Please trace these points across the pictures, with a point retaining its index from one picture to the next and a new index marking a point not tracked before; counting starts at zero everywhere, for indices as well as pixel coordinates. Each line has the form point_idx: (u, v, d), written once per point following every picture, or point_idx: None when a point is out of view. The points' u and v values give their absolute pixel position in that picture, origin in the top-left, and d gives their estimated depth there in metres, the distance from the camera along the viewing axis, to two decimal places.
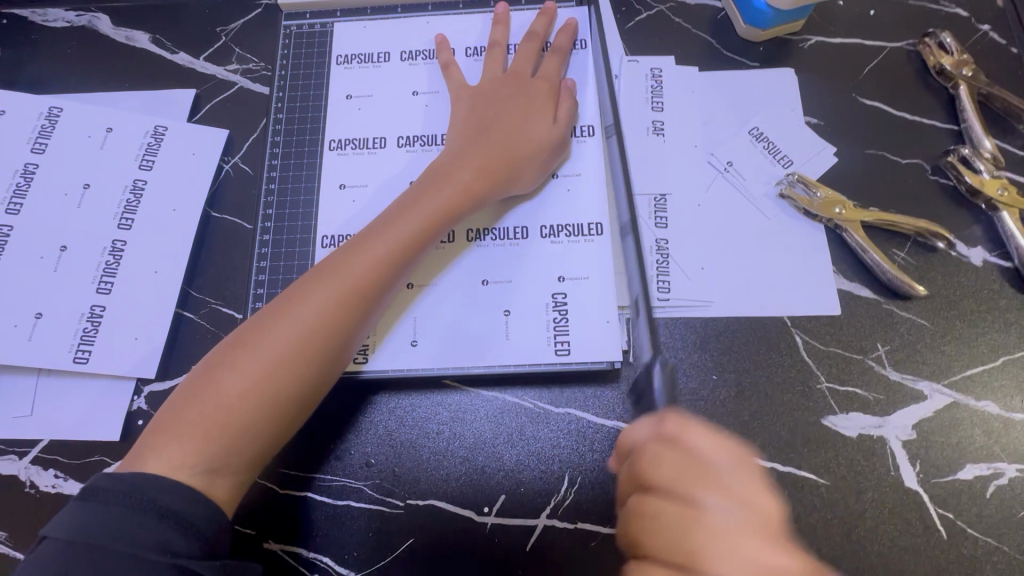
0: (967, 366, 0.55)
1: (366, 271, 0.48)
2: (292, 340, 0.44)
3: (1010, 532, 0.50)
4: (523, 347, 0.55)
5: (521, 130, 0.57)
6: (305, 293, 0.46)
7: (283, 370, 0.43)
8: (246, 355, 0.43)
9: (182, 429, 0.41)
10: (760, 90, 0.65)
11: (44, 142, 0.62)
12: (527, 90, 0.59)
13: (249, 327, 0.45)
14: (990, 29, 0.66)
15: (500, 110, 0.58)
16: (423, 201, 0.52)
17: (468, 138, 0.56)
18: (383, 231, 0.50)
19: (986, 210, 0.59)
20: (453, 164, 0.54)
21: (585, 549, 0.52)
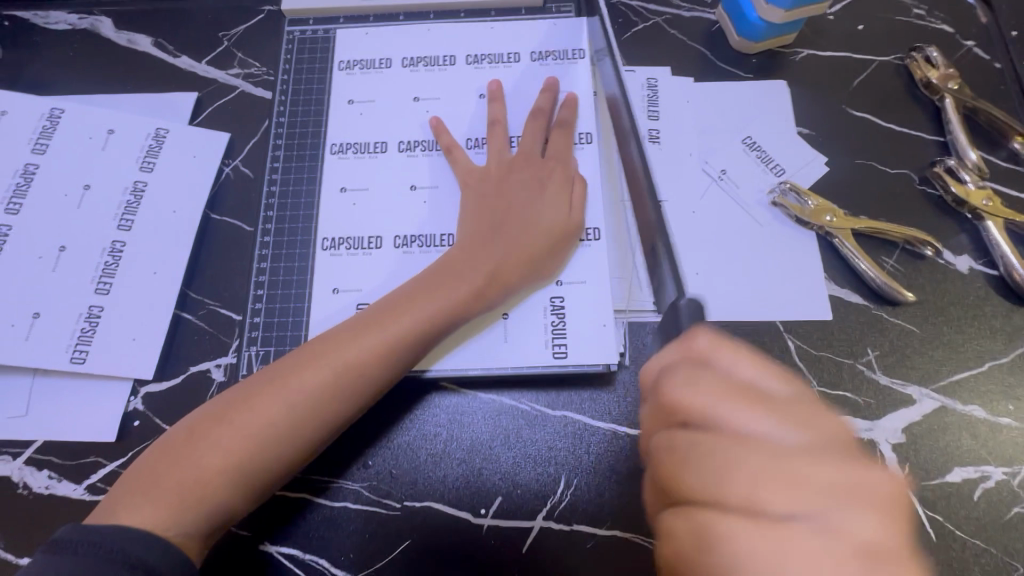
0: (953, 372, 0.56)
1: (357, 365, 0.48)
2: (277, 425, 0.45)
3: (998, 535, 0.51)
4: (522, 350, 0.56)
5: (529, 217, 0.56)
6: (296, 374, 0.47)
7: (260, 453, 0.44)
8: (228, 429, 0.44)
9: (158, 492, 0.42)
10: (752, 101, 0.66)
11: (45, 142, 0.63)
12: (537, 169, 0.59)
13: (238, 394, 0.46)
14: (974, 44, 0.69)
15: (509, 195, 0.57)
16: (438, 287, 0.52)
17: (479, 224, 0.56)
18: (380, 322, 0.50)
19: (972, 219, 0.61)
20: (461, 257, 0.54)
21: (581, 551, 0.52)
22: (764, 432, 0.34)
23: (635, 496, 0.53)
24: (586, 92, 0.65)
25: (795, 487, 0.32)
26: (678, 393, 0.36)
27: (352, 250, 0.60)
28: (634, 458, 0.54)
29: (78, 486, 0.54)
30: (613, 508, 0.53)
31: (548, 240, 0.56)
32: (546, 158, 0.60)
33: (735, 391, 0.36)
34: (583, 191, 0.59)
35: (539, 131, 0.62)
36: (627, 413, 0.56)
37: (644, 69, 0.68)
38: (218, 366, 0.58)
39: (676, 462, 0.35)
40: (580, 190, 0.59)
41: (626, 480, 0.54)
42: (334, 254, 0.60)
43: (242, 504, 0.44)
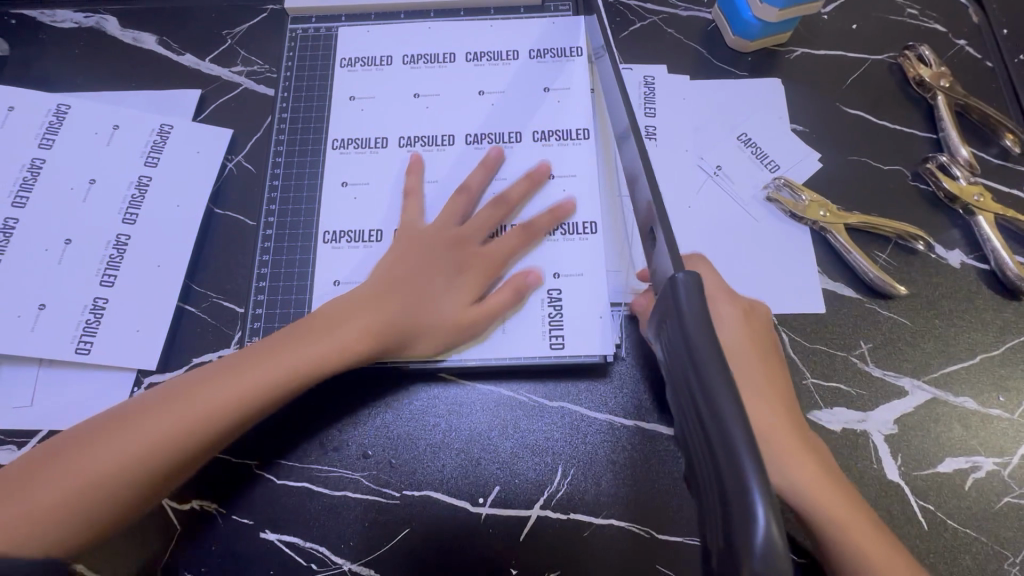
0: (944, 364, 0.57)
1: (262, 389, 0.48)
2: (166, 434, 0.45)
3: (988, 523, 0.52)
4: (522, 342, 0.57)
5: (442, 286, 0.55)
6: (198, 390, 0.47)
7: (143, 461, 0.44)
8: (121, 436, 0.44)
9: (36, 490, 0.42)
10: (748, 99, 0.67)
11: (52, 137, 0.64)
12: (474, 252, 0.57)
13: (141, 403, 0.47)
14: (966, 43, 0.70)
15: (432, 262, 0.56)
16: (361, 313, 0.52)
17: (402, 270, 0.55)
18: (287, 347, 0.50)
19: (963, 215, 0.62)
20: (384, 290, 0.54)
21: (577, 539, 0.53)
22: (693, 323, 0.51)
23: (631, 485, 0.54)
24: (583, 89, 0.66)
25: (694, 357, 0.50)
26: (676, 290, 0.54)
27: (353, 243, 0.61)
28: (630, 447, 0.55)
29: None
30: (609, 497, 0.54)
31: (443, 329, 0.55)
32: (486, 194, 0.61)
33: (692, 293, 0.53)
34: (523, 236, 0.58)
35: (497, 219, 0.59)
36: (623, 403, 0.57)
37: (642, 67, 0.69)
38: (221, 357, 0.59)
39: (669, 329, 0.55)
40: (506, 297, 0.57)
41: (623, 469, 0.55)
42: (335, 247, 0.61)
43: (117, 516, 0.44)
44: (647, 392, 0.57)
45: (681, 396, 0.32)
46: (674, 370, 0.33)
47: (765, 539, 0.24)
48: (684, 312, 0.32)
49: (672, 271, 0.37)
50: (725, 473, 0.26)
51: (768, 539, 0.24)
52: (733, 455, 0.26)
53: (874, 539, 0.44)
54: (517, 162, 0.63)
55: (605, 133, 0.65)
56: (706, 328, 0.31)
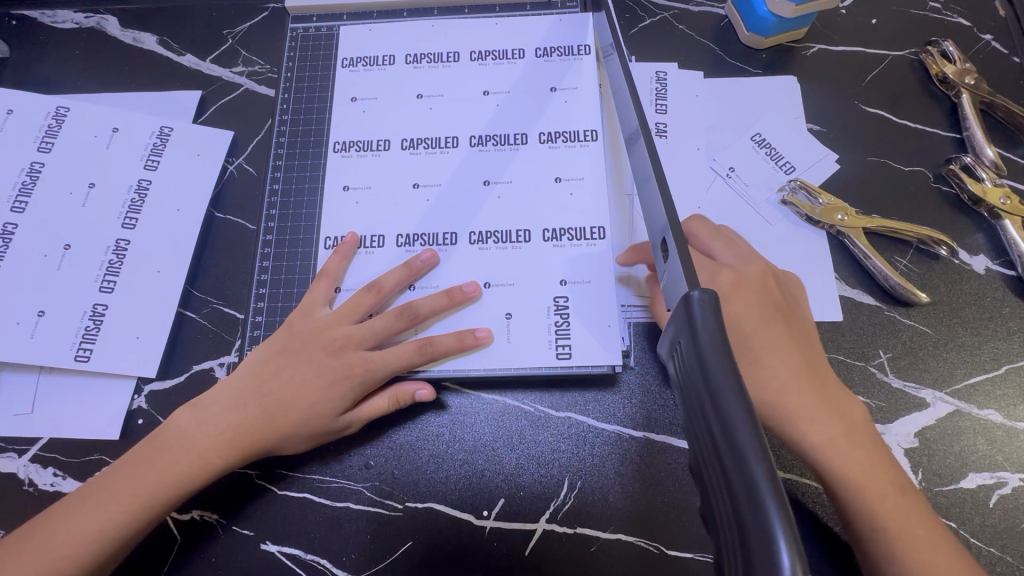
0: (968, 375, 0.54)
1: (159, 489, 0.49)
2: (88, 525, 0.48)
3: (1014, 542, 0.49)
4: (527, 353, 0.55)
5: (308, 385, 0.52)
6: (106, 491, 0.49)
7: (72, 550, 0.47)
8: (37, 543, 0.47)
9: None
10: (762, 98, 0.65)
11: (51, 140, 0.63)
12: (354, 360, 0.53)
13: (60, 506, 0.49)
14: (992, 38, 0.67)
15: (311, 361, 0.53)
16: (257, 400, 0.52)
17: (285, 359, 0.53)
18: (183, 433, 0.51)
19: (988, 219, 0.59)
20: (276, 364, 0.53)
21: (584, 554, 0.51)
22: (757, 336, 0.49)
23: (640, 500, 0.53)
24: (591, 89, 0.64)
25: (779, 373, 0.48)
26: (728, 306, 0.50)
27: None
28: (639, 460, 0.54)
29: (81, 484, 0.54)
30: (617, 512, 0.52)
31: (308, 434, 0.52)
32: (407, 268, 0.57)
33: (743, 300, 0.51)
34: (435, 302, 0.55)
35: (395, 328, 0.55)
36: (632, 414, 0.55)
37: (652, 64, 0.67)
38: (222, 365, 0.58)
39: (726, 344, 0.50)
40: (381, 404, 0.54)
41: (630, 483, 0.53)
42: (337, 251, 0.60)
43: None
44: (656, 402, 0.55)
45: (695, 424, 0.31)
46: (687, 394, 0.32)
47: None
48: (701, 334, 0.30)
49: (683, 286, 0.35)
50: (745, 511, 0.25)
51: None
52: (753, 492, 0.25)
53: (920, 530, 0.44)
54: (522, 165, 0.61)
55: (613, 133, 0.62)
56: (723, 353, 0.29)
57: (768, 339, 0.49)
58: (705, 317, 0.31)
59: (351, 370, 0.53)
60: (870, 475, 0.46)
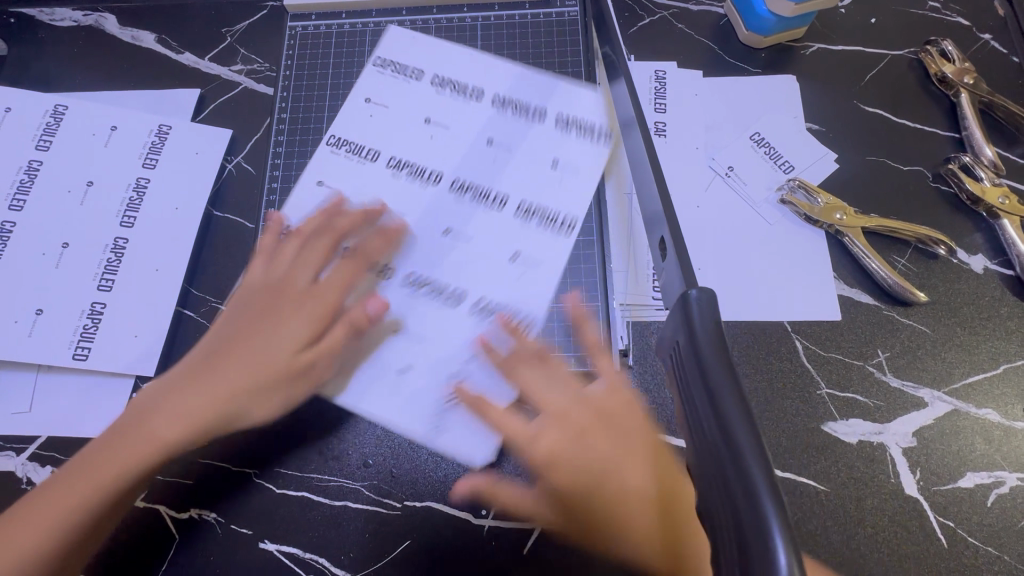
0: (966, 375, 0.54)
1: (157, 442, 0.49)
2: (87, 487, 0.47)
3: (1012, 542, 0.50)
4: (504, 347, 0.53)
5: (287, 335, 0.53)
6: (99, 455, 0.49)
7: (43, 539, 0.46)
8: (34, 511, 0.46)
9: None
10: (761, 97, 0.65)
11: (49, 138, 0.63)
12: (319, 316, 0.54)
13: (51, 479, 0.48)
14: (991, 37, 0.67)
15: (282, 317, 0.54)
16: (245, 353, 0.52)
17: (252, 326, 0.54)
18: (149, 412, 0.51)
19: (987, 218, 0.59)
20: (243, 332, 0.54)
21: (582, 554, 0.51)
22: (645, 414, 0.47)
23: None
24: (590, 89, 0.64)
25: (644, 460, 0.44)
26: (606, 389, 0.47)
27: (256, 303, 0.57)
28: None
29: None
30: None
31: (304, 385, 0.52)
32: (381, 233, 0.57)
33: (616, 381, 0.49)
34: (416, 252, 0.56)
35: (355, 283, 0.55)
36: None
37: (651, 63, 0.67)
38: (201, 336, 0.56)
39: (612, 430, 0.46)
40: (342, 332, 0.53)
41: None
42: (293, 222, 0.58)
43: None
44: (656, 401, 0.55)
45: (691, 422, 0.31)
46: (684, 393, 0.32)
47: None
48: (697, 332, 0.31)
49: (681, 285, 0.36)
50: (741, 510, 0.25)
51: None
52: (750, 491, 0.25)
53: None
54: None
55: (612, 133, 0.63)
56: (720, 352, 0.30)
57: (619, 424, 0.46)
58: (701, 315, 0.31)
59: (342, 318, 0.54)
60: None
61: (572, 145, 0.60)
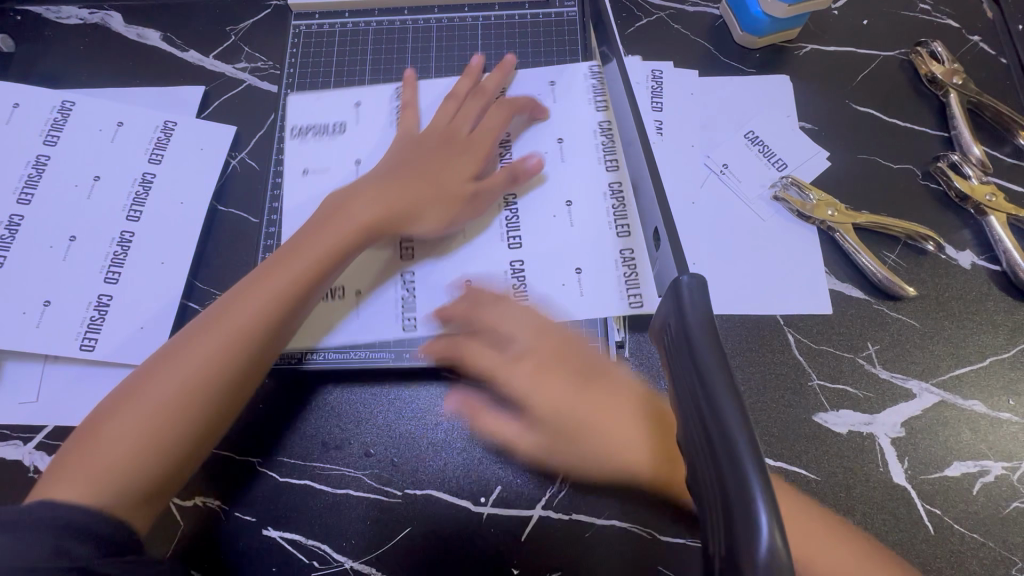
0: (953, 367, 0.56)
1: (260, 307, 0.49)
2: (192, 362, 0.46)
3: (996, 528, 0.51)
4: (474, 319, 0.57)
5: (395, 181, 0.57)
6: (196, 335, 0.48)
7: (174, 420, 0.45)
8: (135, 405, 0.45)
9: (68, 476, 0.43)
10: (755, 96, 0.66)
11: (56, 133, 0.64)
12: (457, 166, 0.59)
13: (133, 380, 0.47)
14: (980, 39, 0.68)
15: (417, 168, 0.58)
16: (341, 216, 0.54)
17: (370, 185, 0.56)
18: (257, 284, 0.50)
19: (975, 215, 0.61)
20: (354, 194, 0.56)
21: (578, 540, 0.53)
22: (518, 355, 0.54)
23: None
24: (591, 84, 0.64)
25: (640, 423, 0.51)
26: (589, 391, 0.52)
27: (318, 135, 0.64)
28: None
29: None
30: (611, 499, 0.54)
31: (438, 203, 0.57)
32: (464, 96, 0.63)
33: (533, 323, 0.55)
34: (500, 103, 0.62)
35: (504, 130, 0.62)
36: None
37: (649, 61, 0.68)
38: (306, 172, 0.63)
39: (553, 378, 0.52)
40: (501, 178, 0.59)
41: None
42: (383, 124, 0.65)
43: (171, 471, 0.45)
44: (651, 393, 0.57)
45: (683, 404, 0.32)
46: (676, 376, 0.33)
47: (768, 551, 0.24)
48: (688, 318, 0.32)
49: (674, 273, 0.37)
50: (727, 479, 0.26)
51: (771, 551, 0.24)
52: (735, 462, 0.26)
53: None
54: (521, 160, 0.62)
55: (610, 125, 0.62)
56: (710, 336, 0.31)
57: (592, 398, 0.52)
58: (694, 302, 0.32)
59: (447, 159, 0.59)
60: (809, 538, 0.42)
61: (581, 113, 0.62)
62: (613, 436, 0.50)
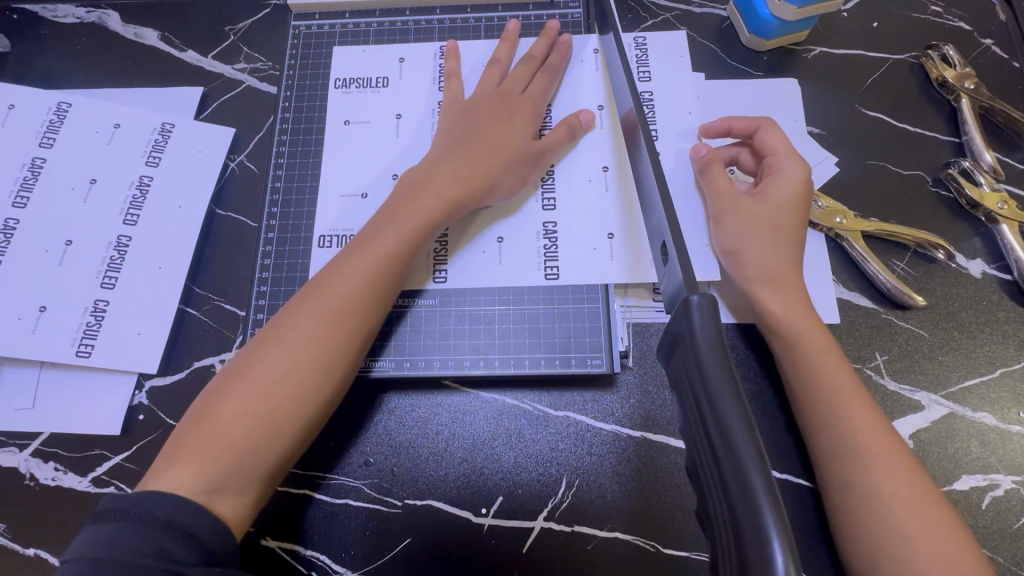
0: (963, 378, 0.55)
1: (362, 285, 0.49)
2: (303, 338, 0.46)
3: (1006, 543, 0.50)
4: (505, 274, 0.59)
5: (470, 153, 0.56)
6: (301, 315, 0.47)
7: (293, 407, 0.44)
8: (248, 386, 0.44)
9: (184, 457, 0.41)
10: (763, 99, 0.65)
11: (52, 136, 0.63)
12: (519, 124, 0.59)
13: (242, 358, 0.46)
14: (992, 42, 0.67)
15: (486, 130, 0.58)
16: (420, 196, 0.53)
17: (444, 157, 0.56)
18: (353, 259, 0.50)
19: (986, 223, 0.60)
20: (431, 172, 0.55)
21: (580, 553, 0.52)
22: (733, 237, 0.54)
23: (637, 498, 0.53)
24: (594, 88, 0.64)
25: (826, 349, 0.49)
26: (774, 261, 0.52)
27: (361, 88, 0.66)
28: (636, 458, 0.54)
29: (83, 478, 0.55)
30: (615, 510, 0.53)
31: (510, 176, 0.57)
32: (507, 77, 0.63)
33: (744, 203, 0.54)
34: (546, 77, 0.63)
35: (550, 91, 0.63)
36: (630, 414, 0.56)
37: (654, 47, 0.66)
38: (348, 123, 0.65)
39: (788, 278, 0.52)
40: (561, 134, 0.60)
41: (628, 483, 0.54)
42: (426, 78, 0.66)
43: (290, 448, 0.45)
44: (656, 402, 0.56)
45: (692, 427, 0.32)
46: (684, 397, 0.33)
47: None
48: (698, 340, 0.31)
49: (683, 286, 0.38)
50: (737, 500, 0.26)
51: None
52: (745, 482, 0.26)
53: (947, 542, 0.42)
54: None
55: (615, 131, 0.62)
56: (720, 358, 0.30)
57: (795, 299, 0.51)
58: (704, 323, 0.32)
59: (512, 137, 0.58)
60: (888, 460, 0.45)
61: (596, 97, 0.64)
62: (806, 342, 0.49)
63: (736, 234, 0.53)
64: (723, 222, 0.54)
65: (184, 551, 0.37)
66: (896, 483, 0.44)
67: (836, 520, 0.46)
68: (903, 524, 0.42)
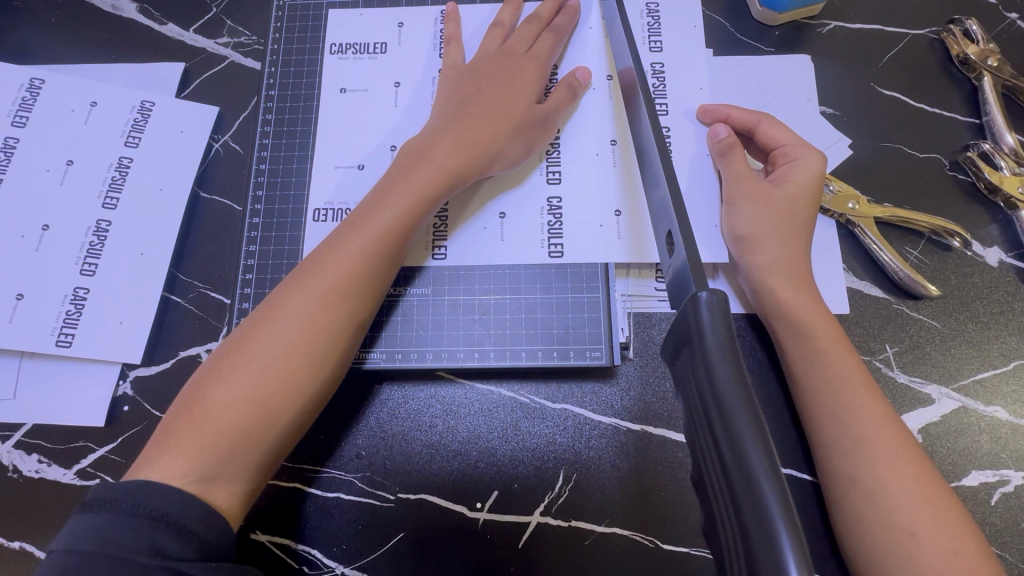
0: (976, 371, 0.53)
1: (358, 263, 0.46)
2: (296, 321, 0.44)
3: (1015, 540, 0.49)
4: (504, 252, 0.56)
5: (468, 123, 0.53)
6: (294, 296, 0.45)
7: (288, 391, 0.42)
8: (240, 370, 0.42)
9: (175, 445, 0.40)
10: (775, 76, 0.62)
11: (25, 114, 0.60)
12: (519, 90, 0.56)
13: (233, 341, 0.44)
14: (1018, 16, 0.63)
15: (486, 98, 0.55)
16: (416, 171, 0.50)
17: (443, 127, 0.53)
18: (349, 236, 0.47)
19: (1005, 209, 0.57)
20: (428, 142, 0.52)
21: (579, 547, 0.51)
22: (742, 223, 0.51)
23: (636, 493, 0.52)
24: (594, 61, 0.61)
25: (835, 335, 0.48)
26: (781, 249, 0.50)
27: (358, 54, 0.63)
28: (636, 453, 0.53)
29: (67, 470, 0.53)
30: (614, 505, 0.51)
31: (512, 143, 0.54)
32: (506, 44, 0.59)
33: (753, 188, 0.52)
34: (548, 43, 0.59)
35: (554, 56, 0.60)
36: (629, 407, 0.54)
37: (668, 15, 0.62)
38: (344, 91, 0.61)
39: (795, 265, 0.50)
40: (563, 99, 0.57)
41: (627, 477, 0.52)
42: (424, 45, 0.63)
43: (287, 435, 0.43)
44: (656, 394, 0.54)
45: (698, 430, 0.30)
46: (690, 400, 0.31)
47: None
48: (707, 340, 0.30)
49: (687, 266, 0.36)
50: (744, 507, 0.25)
51: None
52: (752, 488, 0.25)
53: (954, 539, 0.40)
54: None
55: (616, 97, 0.59)
56: (730, 360, 0.29)
57: (803, 289, 0.49)
58: (713, 322, 0.30)
59: (511, 103, 0.55)
60: (894, 453, 0.43)
61: (598, 70, 0.60)
62: (815, 333, 0.47)
63: (752, 219, 0.51)
64: (738, 205, 0.51)
65: (176, 546, 0.35)
66: (901, 476, 0.42)
67: (836, 514, 0.44)
68: (909, 520, 0.41)
